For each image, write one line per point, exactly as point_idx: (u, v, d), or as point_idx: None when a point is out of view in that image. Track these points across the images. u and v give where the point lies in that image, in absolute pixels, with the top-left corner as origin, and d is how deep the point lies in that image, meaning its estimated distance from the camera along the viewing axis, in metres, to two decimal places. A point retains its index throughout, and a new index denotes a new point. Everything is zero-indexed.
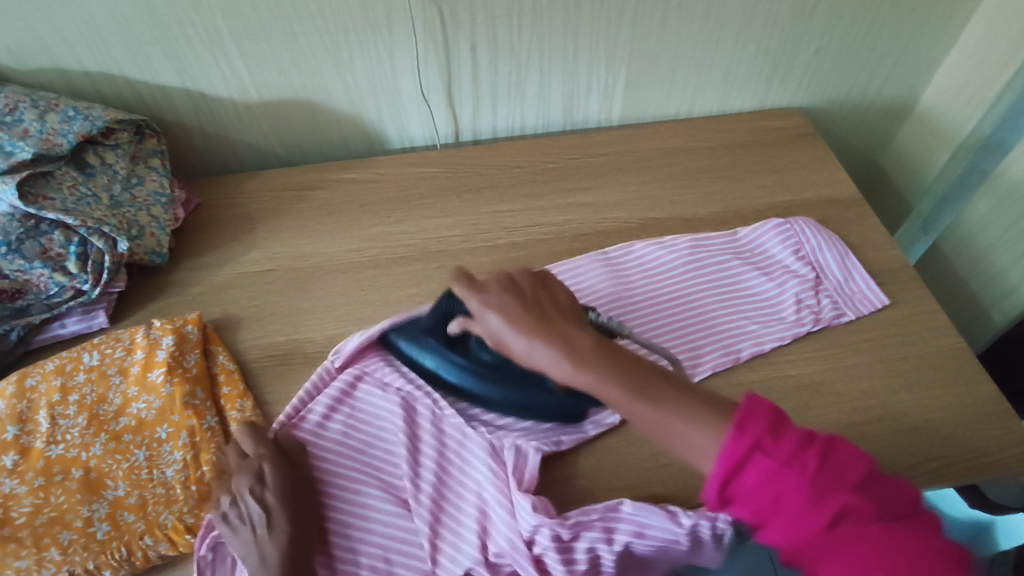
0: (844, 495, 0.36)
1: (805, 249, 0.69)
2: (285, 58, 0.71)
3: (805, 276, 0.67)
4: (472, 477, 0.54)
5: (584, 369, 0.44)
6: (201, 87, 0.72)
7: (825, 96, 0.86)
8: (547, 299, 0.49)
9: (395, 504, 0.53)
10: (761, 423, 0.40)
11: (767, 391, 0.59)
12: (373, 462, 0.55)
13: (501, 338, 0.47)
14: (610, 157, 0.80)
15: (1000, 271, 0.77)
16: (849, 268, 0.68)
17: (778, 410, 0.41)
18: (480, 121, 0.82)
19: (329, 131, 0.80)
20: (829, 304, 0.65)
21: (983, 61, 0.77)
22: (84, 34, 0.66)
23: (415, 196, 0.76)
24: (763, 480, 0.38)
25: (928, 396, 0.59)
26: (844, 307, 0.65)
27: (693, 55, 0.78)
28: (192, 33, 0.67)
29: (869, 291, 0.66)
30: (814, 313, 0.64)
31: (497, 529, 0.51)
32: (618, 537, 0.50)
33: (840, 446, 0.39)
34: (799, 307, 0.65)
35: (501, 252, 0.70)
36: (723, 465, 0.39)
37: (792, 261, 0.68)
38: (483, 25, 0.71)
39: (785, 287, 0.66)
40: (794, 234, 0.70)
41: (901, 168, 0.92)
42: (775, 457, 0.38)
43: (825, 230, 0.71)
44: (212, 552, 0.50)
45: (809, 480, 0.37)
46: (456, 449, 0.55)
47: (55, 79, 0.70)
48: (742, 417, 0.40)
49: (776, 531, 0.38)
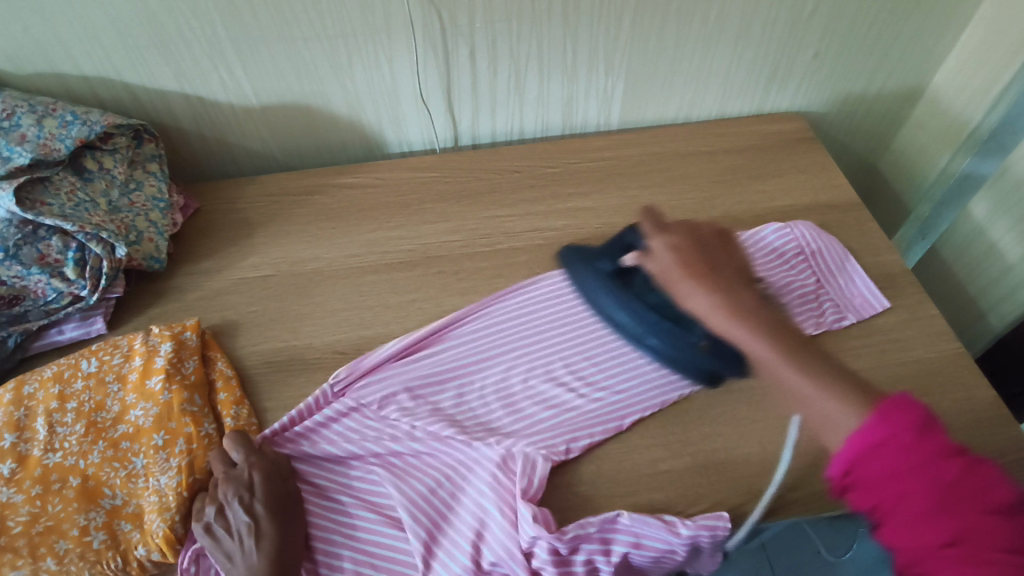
0: (975, 516, 0.30)
1: (806, 254, 0.68)
2: (283, 62, 0.71)
3: (806, 280, 0.67)
4: (474, 485, 0.54)
5: (738, 324, 0.41)
6: (199, 92, 0.72)
7: (824, 101, 0.86)
8: (724, 256, 0.48)
9: (383, 515, 0.53)
10: (908, 416, 0.32)
11: (767, 397, 0.59)
12: (364, 473, 0.56)
13: (667, 275, 0.46)
14: (608, 161, 0.80)
15: (998, 275, 0.77)
16: (849, 273, 0.68)
17: (933, 413, 0.33)
18: (479, 125, 0.82)
19: (328, 135, 0.80)
20: (831, 308, 0.65)
21: (982, 66, 0.77)
22: (82, 38, 0.66)
23: (413, 201, 0.75)
24: (890, 474, 0.32)
25: (927, 401, 0.59)
26: (847, 311, 0.65)
27: (692, 60, 0.78)
28: (190, 39, 0.67)
29: (869, 297, 0.66)
30: (816, 319, 0.64)
31: (493, 537, 0.51)
32: (615, 549, 0.50)
33: (989, 474, 0.31)
34: (802, 312, 0.64)
35: (501, 257, 0.70)
36: (856, 442, 0.33)
37: (794, 265, 0.67)
38: (481, 29, 0.70)
39: (787, 292, 0.65)
40: (795, 237, 0.69)
41: (899, 173, 0.93)
42: (917, 455, 0.32)
43: (824, 235, 0.70)
44: (195, 564, 0.50)
45: (945, 488, 0.31)
46: (460, 459, 0.55)
47: (52, 83, 0.69)
48: (891, 404, 0.33)
49: (891, 530, 0.32)
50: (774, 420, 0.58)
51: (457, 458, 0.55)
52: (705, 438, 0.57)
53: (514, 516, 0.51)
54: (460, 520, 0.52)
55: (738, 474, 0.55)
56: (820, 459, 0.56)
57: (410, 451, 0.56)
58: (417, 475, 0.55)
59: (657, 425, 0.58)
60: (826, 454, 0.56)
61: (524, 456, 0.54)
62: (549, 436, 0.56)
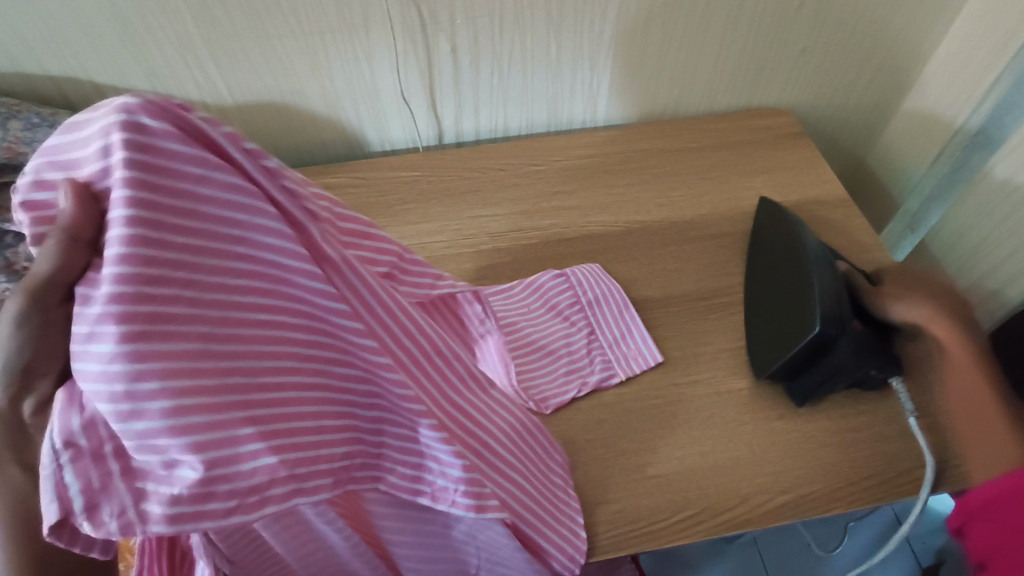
0: (1005, 538, 0.41)
1: (584, 303, 0.64)
2: (258, 60, 0.69)
3: (574, 334, 0.62)
4: (442, 377, 0.43)
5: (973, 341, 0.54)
6: (171, 90, 0.71)
7: (812, 94, 0.85)
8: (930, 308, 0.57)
9: (261, 419, 0.32)
10: (1009, 499, 0.42)
11: (756, 398, 0.59)
12: (218, 309, 0.30)
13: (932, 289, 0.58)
14: (594, 158, 0.79)
15: (989, 269, 0.76)
16: (627, 324, 0.63)
17: (1012, 488, 0.42)
18: (463, 123, 0.81)
19: (308, 133, 0.78)
20: (601, 363, 0.60)
21: (970, 61, 0.75)
22: (48, 38, 0.64)
23: (396, 201, 0.74)
24: (1009, 523, 0.41)
25: (918, 401, 0.58)
26: (616, 366, 0.60)
27: (677, 58, 0.77)
28: (161, 37, 0.65)
29: (625, 331, 0.62)
30: (582, 377, 0.60)
31: (463, 441, 0.44)
32: (519, 513, 0.46)
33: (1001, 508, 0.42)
34: (569, 374, 0.60)
35: (486, 259, 0.69)
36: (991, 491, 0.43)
37: (563, 321, 0.63)
38: (462, 25, 0.68)
39: (554, 356, 0.60)
40: (573, 285, 0.65)
41: (886, 166, 0.92)
42: (1005, 525, 0.42)
43: (604, 276, 0.66)
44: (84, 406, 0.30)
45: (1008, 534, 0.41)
46: (399, 347, 0.38)
47: (19, 83, 0.68)
48: (1000, 510, 0.42)
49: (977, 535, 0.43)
50: (763, 423, 0.57)
51: (396, 300, 0.37)
52: (694, 441, 0.56)
53: (480, 444, 0.45)
54: (463, 559, 0.51)
55: (727, 478, 0.54)
56: (810, 462, 0.55)
57: (348, 279, 0.34)
58: (370, 329, 0.36)
59: (640, 427, 0.57)
60: (816, 457, 0.55)
61: (430, 322, 0.41)
62: (422, 292, 0.44)
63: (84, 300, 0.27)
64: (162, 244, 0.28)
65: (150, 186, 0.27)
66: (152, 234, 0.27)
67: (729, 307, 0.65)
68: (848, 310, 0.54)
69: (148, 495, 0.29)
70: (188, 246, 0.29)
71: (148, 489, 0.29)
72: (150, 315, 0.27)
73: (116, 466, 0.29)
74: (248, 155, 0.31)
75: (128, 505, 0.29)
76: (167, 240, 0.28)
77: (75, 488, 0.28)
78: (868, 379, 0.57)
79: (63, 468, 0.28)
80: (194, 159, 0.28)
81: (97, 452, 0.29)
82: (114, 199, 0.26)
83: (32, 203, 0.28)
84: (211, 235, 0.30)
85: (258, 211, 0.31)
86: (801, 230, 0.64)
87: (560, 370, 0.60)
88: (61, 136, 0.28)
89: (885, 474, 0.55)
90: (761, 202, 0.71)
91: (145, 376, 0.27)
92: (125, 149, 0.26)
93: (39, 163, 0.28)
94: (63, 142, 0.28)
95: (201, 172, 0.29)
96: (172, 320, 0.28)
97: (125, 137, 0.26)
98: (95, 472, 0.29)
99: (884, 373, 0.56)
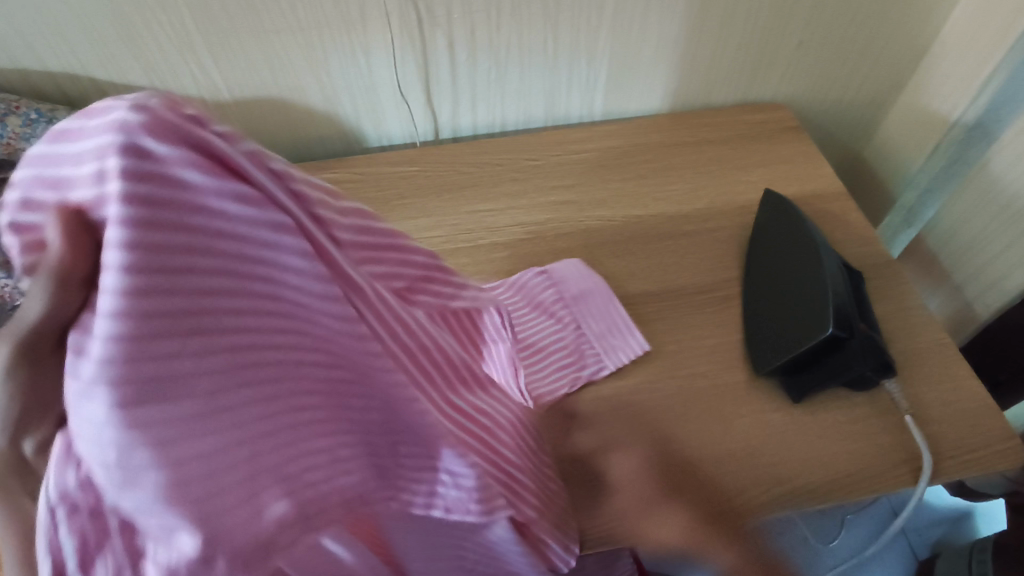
0: None
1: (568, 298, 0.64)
2: (255, 55, 0.69)
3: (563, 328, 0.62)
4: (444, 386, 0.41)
5: None
6: (169, 86, 0.71)
7: (809, 88, 0.86)
8: None
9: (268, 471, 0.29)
10: None
11: (754, 391, 0.59)
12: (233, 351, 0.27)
13: None
14: (592, 152, 0.79)
15: (985, 262, 0.76)
16: (612, 316, 0.63)
17: None
18: (460, 118, 0.81)
19: (305, 128, 0.79)
20: (591, 356, 0.61)
21: (968, 53, 0.74)
22: (46, 35, 0.64)
23: (395, 197, 0.74)
24: None
25: (914, 393, 0.58)
26: (606, 358, 0.61)
27: (675, 52, 0.77)
28: (158, 32, 0.65)
29: (612, 323, 0.63)
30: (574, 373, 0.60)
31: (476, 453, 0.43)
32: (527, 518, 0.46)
33: None
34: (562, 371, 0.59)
35: (483, 253, 0.69)
36: None
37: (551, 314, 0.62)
38: (459, 20, 0.69)
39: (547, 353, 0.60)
40: (555, 281, 0.65)
41: (882, 161, 0.92)
42: None
43: (589, 272, 0.67)
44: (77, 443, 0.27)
45: None
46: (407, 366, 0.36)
47: (17, 79, 0.68)
48: None
49: None
50: (760, 415, 0.58)
51: (407, 316, 0.37)
52: (691, 434, 0.56)
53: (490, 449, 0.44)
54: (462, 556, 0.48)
55: (724, 471, 0.54)
56: (806, 454, 0.55)
57: (374, 309, 0.33)
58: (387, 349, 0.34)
59: (638, 420, 0.57)
60: (811, 448, 0.56)
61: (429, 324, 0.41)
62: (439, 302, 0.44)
63: (78, 350, 0.24)
64: (176, 297, 0.25)
65: (151, 222, 0.23)
66: (160, 277, 0.24)
67: (726, 301, 0.65)
68: (845, 312, 0.56)
69: (146, 558, 0.26)
70: (198, 288, 0.25)
71: (147, 553, 0.26)
72: (152, 373, 0.24)
73: (114, 523, 0.26)
74: (274, 177, 0.29)
75: (124, 566, 0.26)
76: (173, 283, 0.24)
77: (70, 548, 0.26)
78: (860, 380, 0.57)
79: (58, 525, 0.26)
80: (208, 192, 0.25)
81: (93, 510, 0.26)
82: (108, 239, 0.23)
83: (21, 225, 0.26)
84: (231, 279, 0.26)
85: (281, 237, 0.28)
86: (802, 229, 0.64)
87: (553, 366, 0.59)
88: (54, 147, 0.25)
89: (880, 465, 0.55)
90: (766, 194, 0.72)
91: (140, 447, 0.24)
92: (124, 177, 0.23)
93: (26, 177, 0.25)
94: (58, 159, 0.25)
95: (218, 201, 0.26)
96: (180, 375, 0.25)
97: (124, 163, 0.23)
98: (92, 529, 0.26)
99: (876, 374, 0.57)
